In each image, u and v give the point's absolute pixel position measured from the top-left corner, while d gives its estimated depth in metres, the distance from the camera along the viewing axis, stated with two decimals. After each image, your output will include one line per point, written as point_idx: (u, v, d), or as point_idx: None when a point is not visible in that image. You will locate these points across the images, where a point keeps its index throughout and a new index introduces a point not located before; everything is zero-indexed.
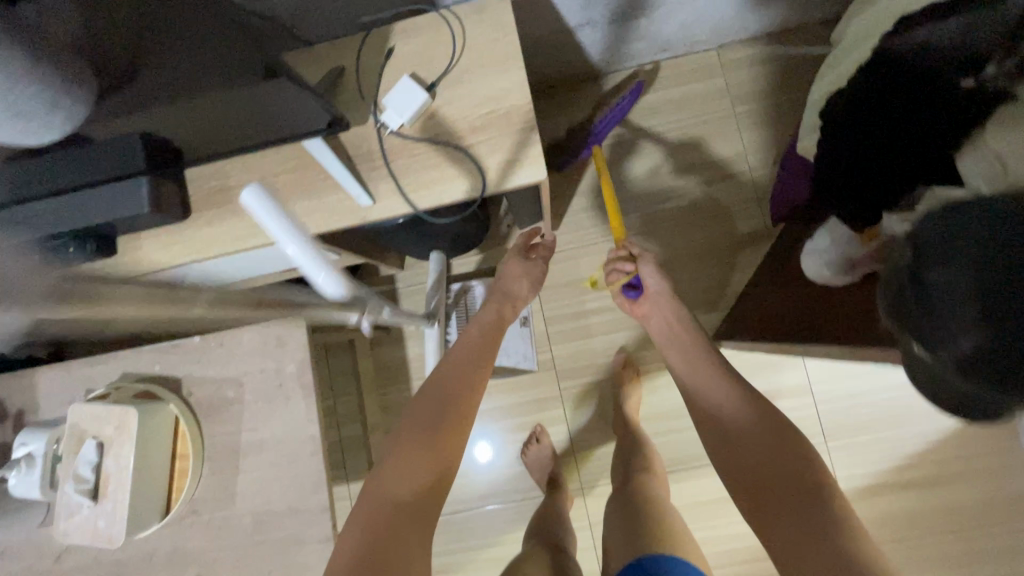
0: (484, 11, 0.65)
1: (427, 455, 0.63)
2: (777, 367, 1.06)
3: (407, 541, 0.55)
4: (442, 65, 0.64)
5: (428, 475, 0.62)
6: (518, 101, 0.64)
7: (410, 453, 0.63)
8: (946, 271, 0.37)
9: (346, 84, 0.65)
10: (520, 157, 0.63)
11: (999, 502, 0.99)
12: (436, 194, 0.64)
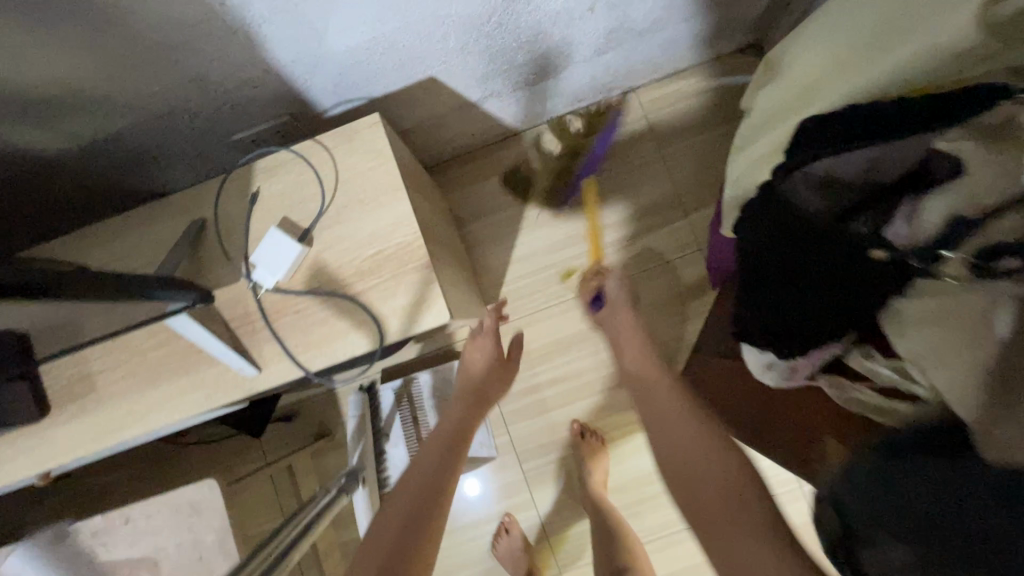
0: (356, 140, 0.58)
1: (418, 503, 0.61)
2: None
3: None
4: (316, 206, 0.57)
5: (414, 533, 0.58)
6: (406, 237, 0.57)
7: (411, 492, 0.63)
8: (897, 550, 0.31)
9: (211, 240, 0.58)
10: (417, 300, 0.56)
11: None
12: (329, 351, 0.57)
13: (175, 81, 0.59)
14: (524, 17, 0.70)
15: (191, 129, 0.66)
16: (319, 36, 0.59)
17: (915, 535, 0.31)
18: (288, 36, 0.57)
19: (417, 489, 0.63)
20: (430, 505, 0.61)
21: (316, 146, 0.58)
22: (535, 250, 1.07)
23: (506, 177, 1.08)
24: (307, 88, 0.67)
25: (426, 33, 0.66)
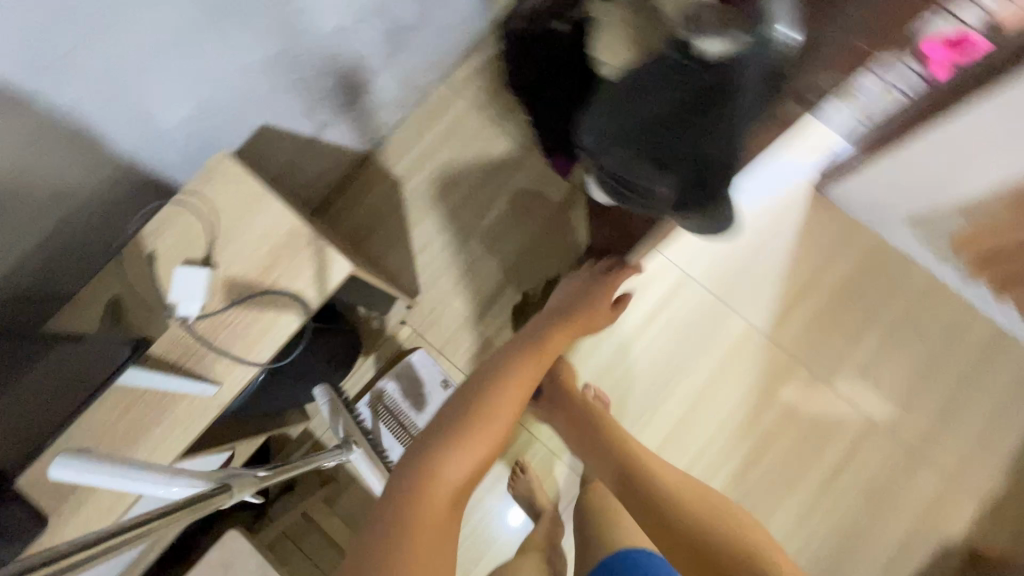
0: (216, 176, 0.69)
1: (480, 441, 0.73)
2: (655, 277, 1.17)
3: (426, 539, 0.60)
4: (205, 237, 0.67)
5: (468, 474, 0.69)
6: (289, 226, 0.67)
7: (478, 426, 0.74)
8: (610, 152, 0.67)
9: (131, 306, 0.66)
10: (320, 267, 0.67)
11: (867, 261, 1.16)
12: (270, 341, 0.66)
13: (44, 204, 0.66)
14: (309, 46, 0.85)
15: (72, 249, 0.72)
16: (151, 115, 0.70)
17: (617, 141, 0.66)
18: (125, 123, 0.68)
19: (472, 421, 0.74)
20: (468, 446, 0.71)
21: (185, 195, 0.68)
22: (430, 236, 1.19)
23: (377, 192, 1.21)
24: (161, 167, 0.77)
25: (238, 85, 0.79)
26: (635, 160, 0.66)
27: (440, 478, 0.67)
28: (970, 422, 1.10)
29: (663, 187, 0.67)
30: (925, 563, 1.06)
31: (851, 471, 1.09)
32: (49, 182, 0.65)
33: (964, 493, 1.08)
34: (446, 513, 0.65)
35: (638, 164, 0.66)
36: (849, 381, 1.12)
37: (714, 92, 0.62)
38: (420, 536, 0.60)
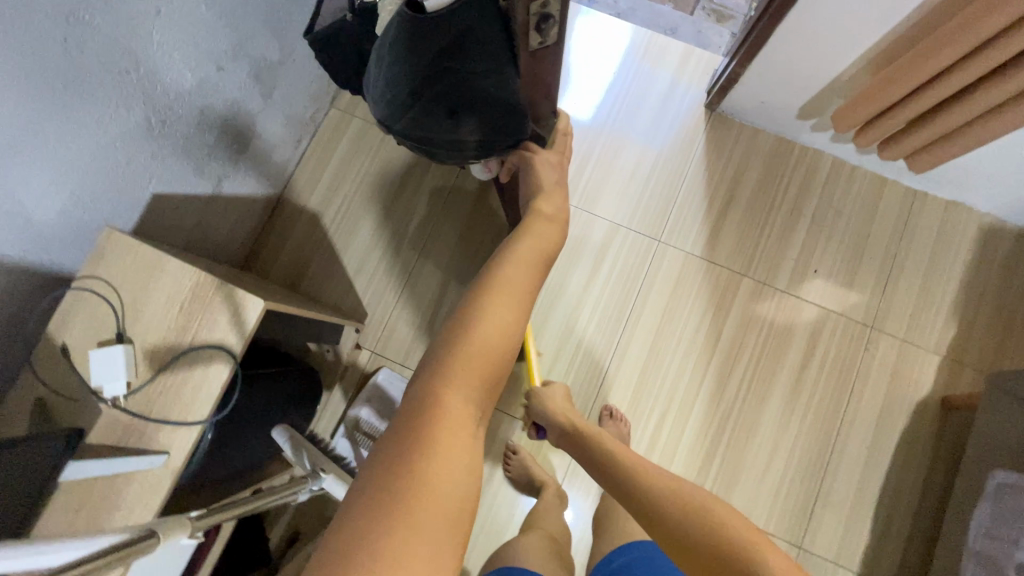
0: (109, 254, 0.69)
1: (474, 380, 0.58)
2: (586, 234, 1.20)
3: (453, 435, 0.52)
4: (113, 316, 0.67)
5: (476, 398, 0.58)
6: (194, 280, 0.68)
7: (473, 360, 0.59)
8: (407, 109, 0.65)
9: (56, 403, 0.65)
10: (235, 311, 0.67)
11: (771, 163, 1.21)
12: (206, 395, 0.66)
13: None
14: (178, 106, 0.86)
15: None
16: (27, 215, 0.69)
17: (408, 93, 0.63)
18: (2, 230, 0.66)
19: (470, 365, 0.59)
20: (466, 377, 0.58)
21: (82, 280, 0.67)
22: (362, 258, 1.19)
23: (298, 231, 1.21)
24: (55, 263, 0.75)
25: (112, 161, 0.79)
26: (428, 117, 0.65)
27: (454, 405, 0.55)
28: (910, 283, 1.16)
29: (469, 133, 0.68)
30: (908, 423, 1.10)
31: (818, 359, 1.14)
32: None
33: (921, 348, 1.13)
34: (472, 378, 0.58)
35: (434, 117, 0.65)
36: (790, 277, 1.17)
37: (458, 43, 0.59)
38: (444, 434, 0.51)
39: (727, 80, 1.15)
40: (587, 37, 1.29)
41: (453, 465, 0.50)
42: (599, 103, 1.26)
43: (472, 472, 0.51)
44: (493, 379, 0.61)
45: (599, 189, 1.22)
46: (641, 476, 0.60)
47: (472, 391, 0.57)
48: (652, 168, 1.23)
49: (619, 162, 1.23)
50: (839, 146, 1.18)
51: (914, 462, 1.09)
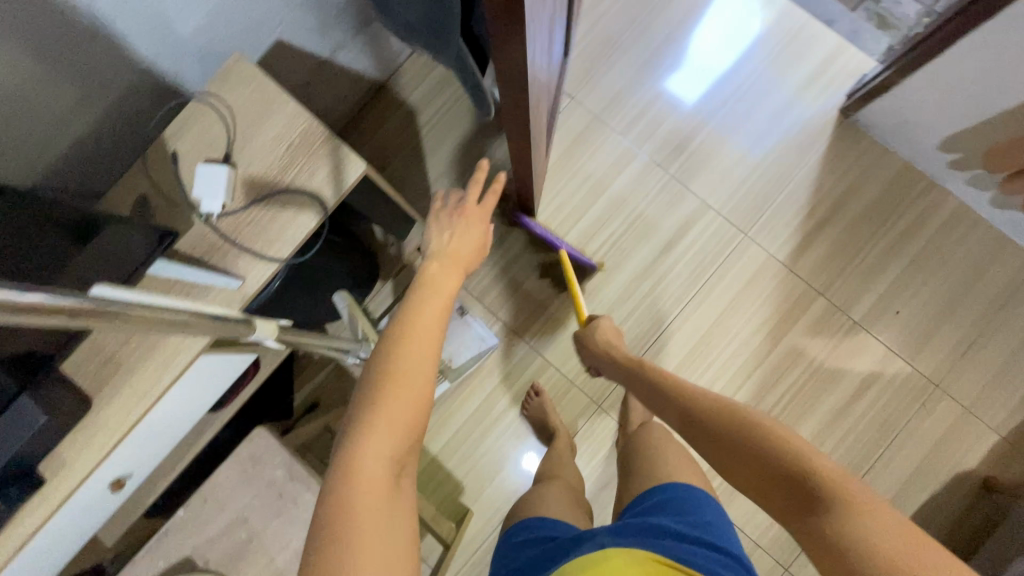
0: (233, 79, 0.70)
1: (403, 415, 0.51)
2: (672, 206, 1.16)
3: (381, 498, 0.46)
4: (224, 138, 0.68)
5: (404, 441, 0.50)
6: (306, 126, 0.69)
7: (399, 393, 0.52)
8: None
9: (156, 204, 0.68)
10: (336, 167, 0.68)
11: (890, 189, 1.13)
12: (290, 238, 0.68)
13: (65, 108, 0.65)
14: None
15: (101, 158, 0.73)
16: (169, 24, 0.69)
17: None
18: (145, 29, 0.67)
19: (402, 397, 0.51)
20: (391, 417, 0.50)
21: (204, 96, 0.69)
22: (445, 165, 1.19)
23: (392, 122, 1.21)
24: (179, 76, 0.76)
25: None
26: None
27: (378, 459, 0.48)
28: (995, 354, 1.08)
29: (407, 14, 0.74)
30: (939, 489, 1.06)
31: (868, 400, 1.09)
32: (78, 85, 0.64)
33: (982, 422, 1.07)
34: (398, 423, 0.50)
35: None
36: (869, 310, 1.11)
37: None
38: (362, 505, 0.45)
39: (876, 86, 1.06)
40: (720, 13, 1.20)
41: (377, 523, 0.44)
42: (726, 82, 1.19)
43: (400, 546, 0.45)
44: (420, 433, 0.53)
45: (698, 166, 1.17)
46: (687, 400, 0.63)
47: (400, 435, 0.50)
48: (759, 161, 1.16)
49: (727, 146, 1.17)
50: (972, 191, 1.08)
51: (932, 529, 1.05)
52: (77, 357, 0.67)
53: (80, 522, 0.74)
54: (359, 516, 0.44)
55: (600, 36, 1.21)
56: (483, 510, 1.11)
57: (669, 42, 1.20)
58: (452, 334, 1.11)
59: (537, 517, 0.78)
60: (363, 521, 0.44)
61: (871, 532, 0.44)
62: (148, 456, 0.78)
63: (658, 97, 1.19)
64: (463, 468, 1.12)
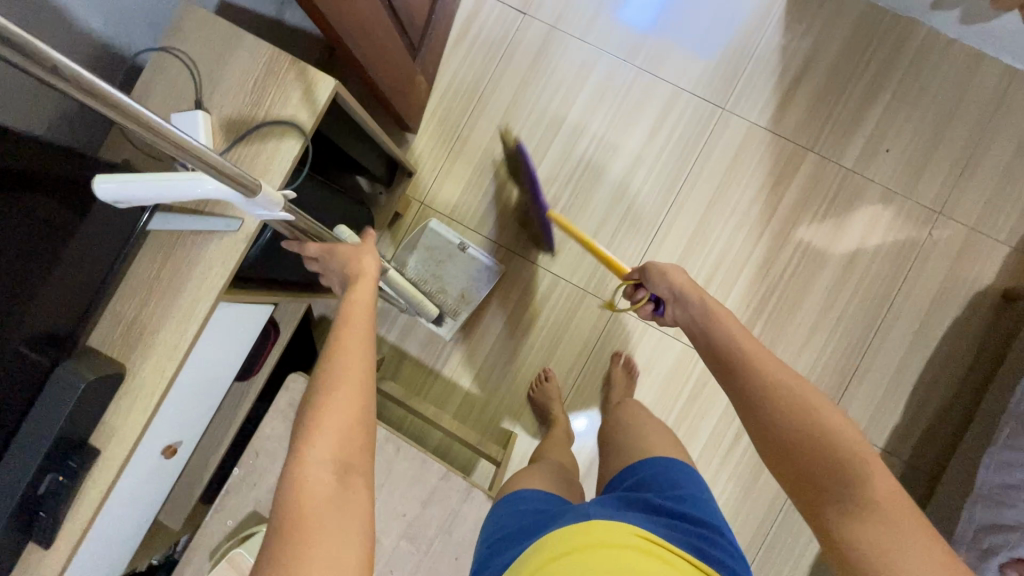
0: (187, 27, 0.70)
1: (341, 425, 0.52)
2: (646, 99, 1.15)
3: (329, 506, 0.47)
4: (192, 87, 0.69)
5: (343, 451, 0.51)
6: (268, 58, 0.69)
7: (332, 405, 0.52)
8: None
9: (141, 166, 0.68)
10: (306, 93, 0.68)
11: (858, 32, 1.12)
12: (278, 169, 0.68)
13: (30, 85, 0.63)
14: None
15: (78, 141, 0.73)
16: None
17: None
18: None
19: (338, 411, 0.52)
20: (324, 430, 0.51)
21: (163, 48, 0.69)
22: None
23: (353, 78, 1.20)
24: (129, 47, 0.74)
25: None
26: None
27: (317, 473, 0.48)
28: (991, 168, 1.08)
29: None
30: (961, 310, 1.07)
31: (877, 240, 1.10)
32: None
33: (990, 238, 1.08)
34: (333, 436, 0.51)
35: None
36: (859, 155, 1.11)
37: None
38: (310, 511, 0.46)
39: None
40: None
41: (323, 543, 0.44)
42: None
43: (352, 552, 0.45)
44: (364, 441, 0.53)
45: (664, 55, 1.16)
46: (771, 405, 0.55)
47: (339, 446, 0.51)
48: (723, 37, 1.15)
49: (688, 29, 1.16)
50: (938, 14, 1.07)
51: (960, 353, 1.07)
52: (102, 329, 0.68)
53: (143, 494, 0.76)
54: (305, 532, 0.45)
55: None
56: (525, 430, 1.13)
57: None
58: (462, 266, 1.11)
59: (533, 491, 0.73)
60: (307, 535, 0.45)
61: (874, 532, 0.47)
62: (192, 423, 0.80)
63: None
64: (497, 396, 1.14)
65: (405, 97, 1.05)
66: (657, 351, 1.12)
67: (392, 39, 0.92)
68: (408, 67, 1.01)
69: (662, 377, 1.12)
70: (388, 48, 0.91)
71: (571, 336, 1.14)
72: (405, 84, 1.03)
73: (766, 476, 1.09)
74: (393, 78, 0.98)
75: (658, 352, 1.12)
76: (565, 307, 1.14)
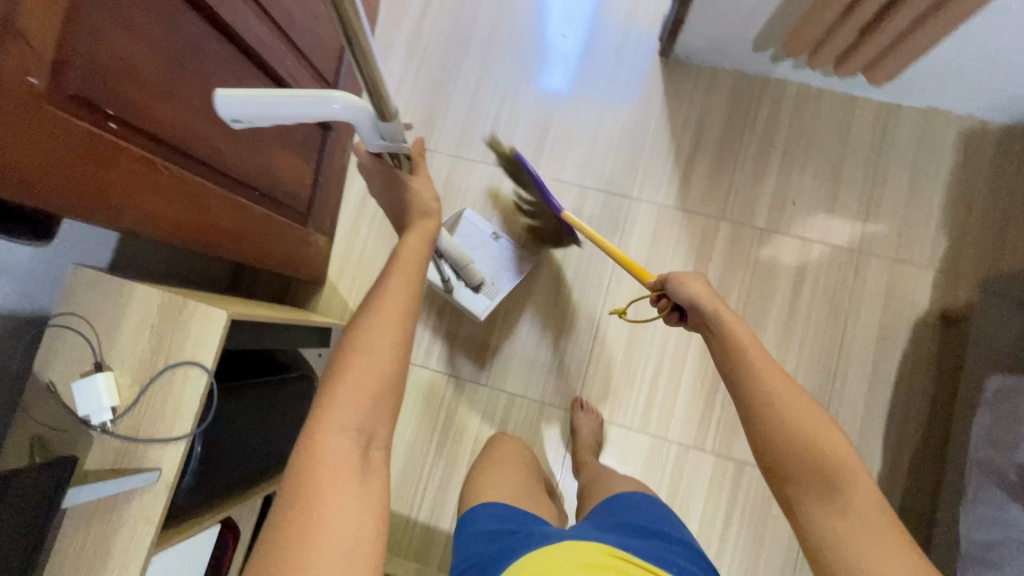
0: (77, 290, 0.71)
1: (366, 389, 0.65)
2: (556, 201, 1.19)
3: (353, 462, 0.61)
4: (90, 349, 0.70)
5: (366, 418, 0.64)
6: (161, 302, 0.70)
7: (360, 376, 0.65)
8: None
9: (51, 439, 0.68)
10: (203, 329, 0.69)
11: (736, 100, 1.18)
12: (187, 409, 0.68)
13: None
14: None
15: None
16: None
17: None
18: None
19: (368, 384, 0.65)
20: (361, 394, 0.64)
21: (58, 318, 0.70)
22: (341, 259, 1.22)
23: None
24: (33, 307, 0.76)
25: None
26: None
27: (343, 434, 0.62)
28: (893, 200, 1.12)
29: None
30: (907, 342, 1.08)
31: (807, 291, 1.12)
32: None
33: (913, 265, 1.10)
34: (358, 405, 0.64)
35: None
36: (769, 214, 1.14)
37: None
38: (332, 471, 0.59)
39: (674, 24, 1.11)
40: (524, 16, 1.25)
41: (343, 494, 0.58)
42: (556, 77, 1.24)
43: (371, 502, 0.59)
44: (386, 407, 0.66)
45: (563, 157, 1.21)
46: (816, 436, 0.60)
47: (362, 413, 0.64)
48: (614, 131, 1.21)
49: (579, 129, 1.21)
50: (801, 72, 1.14)
51: (919, 384, 1.06)
52: None
53: None
54: (329, 484, 0.58)
55: (427, 82, 1.26)
56: None
57: (486, 60, 1.25)
58: (495, 252, 1.12)
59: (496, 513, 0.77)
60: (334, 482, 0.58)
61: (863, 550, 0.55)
62: None
63: (500, 115, 1.24)
64: None
65: (305, 256, 1.09)
66: (628, 448, 1.10)
67: (274, 224, 0.96)
68: (302, 234, 1.06)
69: (639, 473, 1.09)
70: (272, 224, 0.95)
71: (539, 451, 1.12)
72: (300, 245, 1.06)
73: (766, 553, 1.05)
74: (286, 250, 1.02)
75: (629, 448, 1.10)
76: (526, 423, 1.13)
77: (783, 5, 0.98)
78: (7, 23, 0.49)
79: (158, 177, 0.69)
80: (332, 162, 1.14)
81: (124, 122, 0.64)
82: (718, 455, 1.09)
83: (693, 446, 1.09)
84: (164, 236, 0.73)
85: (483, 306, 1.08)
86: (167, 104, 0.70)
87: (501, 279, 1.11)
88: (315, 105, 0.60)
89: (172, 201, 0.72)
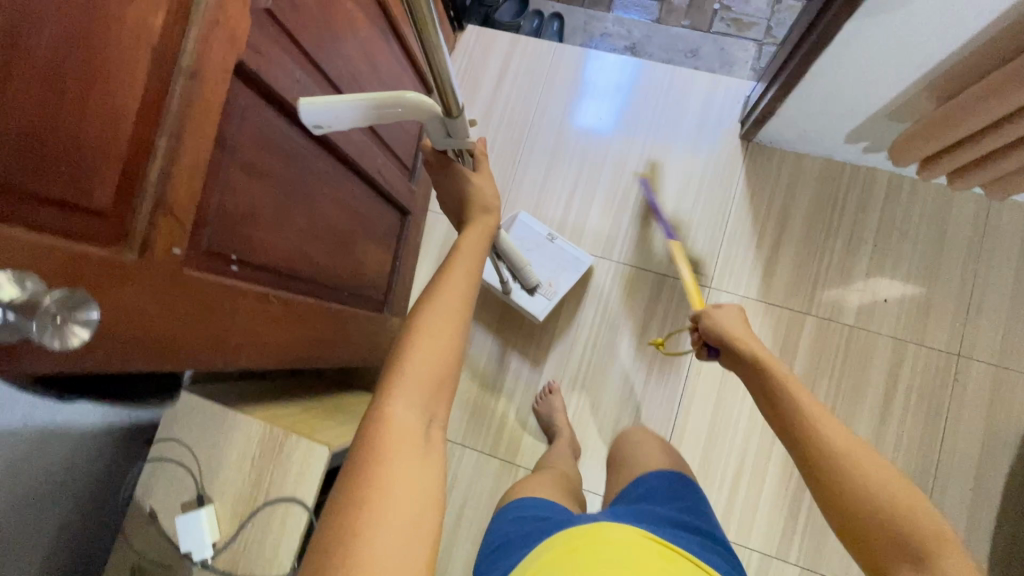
0: (179, 416, 0.71)
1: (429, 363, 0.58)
2: (632, 287, 1.17)
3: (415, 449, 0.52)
4: (191, 479, 0.69)
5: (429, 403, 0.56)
6: (262, 434, 0.69)
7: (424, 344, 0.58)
8: None
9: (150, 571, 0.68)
10: (304, 465, 0.68)
11: (823, 188, 1.14)
12: (286, 548, 0.67)
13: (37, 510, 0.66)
14: None
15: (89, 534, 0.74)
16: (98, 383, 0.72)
17: None
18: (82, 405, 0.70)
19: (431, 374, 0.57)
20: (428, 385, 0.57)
21: (161, 445, 0.70)
22: None
23: None
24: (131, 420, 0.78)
25: None
26: None
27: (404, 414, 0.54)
28: (996, 301, 1.06)
29: None
30: (1014, 458, 1.01)
31: (901, 395, 1.05)
32: (46, 482, 0.67)
33: (1019, 374, 1.03)
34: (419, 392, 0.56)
35: None
36: (859, 311, 1.09)
37: None
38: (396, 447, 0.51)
39: (763, 114, 1.08)
40: (601, 97, 1.25)
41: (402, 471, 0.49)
42: (632, 159, 1.22)
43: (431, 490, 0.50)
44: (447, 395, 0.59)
45: (639, 242, 1.18)
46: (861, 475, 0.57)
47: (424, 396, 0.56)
48: (693, 216, 1.18)
49: (657, 213, 1.19)
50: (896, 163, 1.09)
51: None
52: None
53: None
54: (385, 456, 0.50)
55: (501, 161, 1.26)
56: None
57: (560, 140, 1.24)
58: (549, 253, 1.16)
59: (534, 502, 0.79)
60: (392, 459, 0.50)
61: None
62: None
63: (575, 196, 1.22)
64: None
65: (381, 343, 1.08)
66: None
67: (358, 321, 0.95)
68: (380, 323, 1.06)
69: None
70: (359, 320, 0.95)
71: None
72: (380, 333, 1.06)
73: None
74: (367, 343, 1.01)
75: None
76: None
77: (888, 107, 0.93)
78: (160, 203, 0.48)
79: (270, 310, 0.68)
80: (407, 246, 1.14)
81: (244, 263, 0.63)
82: (804, 568, 1.03)
83: (777, 556, 1.04)
84: (280, 362, 0.73)
85: (542, 306, 1.13)
86: (280, 236, 0.69)
87: (557, 279, 1.15)
88: (383, 108, 0.57)
89: (284, 327, 0.72)
